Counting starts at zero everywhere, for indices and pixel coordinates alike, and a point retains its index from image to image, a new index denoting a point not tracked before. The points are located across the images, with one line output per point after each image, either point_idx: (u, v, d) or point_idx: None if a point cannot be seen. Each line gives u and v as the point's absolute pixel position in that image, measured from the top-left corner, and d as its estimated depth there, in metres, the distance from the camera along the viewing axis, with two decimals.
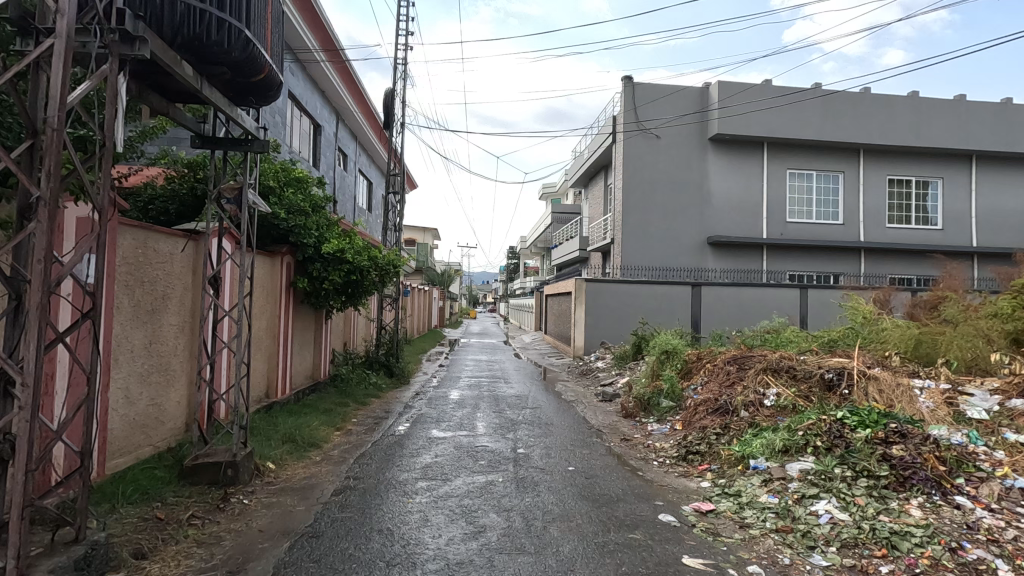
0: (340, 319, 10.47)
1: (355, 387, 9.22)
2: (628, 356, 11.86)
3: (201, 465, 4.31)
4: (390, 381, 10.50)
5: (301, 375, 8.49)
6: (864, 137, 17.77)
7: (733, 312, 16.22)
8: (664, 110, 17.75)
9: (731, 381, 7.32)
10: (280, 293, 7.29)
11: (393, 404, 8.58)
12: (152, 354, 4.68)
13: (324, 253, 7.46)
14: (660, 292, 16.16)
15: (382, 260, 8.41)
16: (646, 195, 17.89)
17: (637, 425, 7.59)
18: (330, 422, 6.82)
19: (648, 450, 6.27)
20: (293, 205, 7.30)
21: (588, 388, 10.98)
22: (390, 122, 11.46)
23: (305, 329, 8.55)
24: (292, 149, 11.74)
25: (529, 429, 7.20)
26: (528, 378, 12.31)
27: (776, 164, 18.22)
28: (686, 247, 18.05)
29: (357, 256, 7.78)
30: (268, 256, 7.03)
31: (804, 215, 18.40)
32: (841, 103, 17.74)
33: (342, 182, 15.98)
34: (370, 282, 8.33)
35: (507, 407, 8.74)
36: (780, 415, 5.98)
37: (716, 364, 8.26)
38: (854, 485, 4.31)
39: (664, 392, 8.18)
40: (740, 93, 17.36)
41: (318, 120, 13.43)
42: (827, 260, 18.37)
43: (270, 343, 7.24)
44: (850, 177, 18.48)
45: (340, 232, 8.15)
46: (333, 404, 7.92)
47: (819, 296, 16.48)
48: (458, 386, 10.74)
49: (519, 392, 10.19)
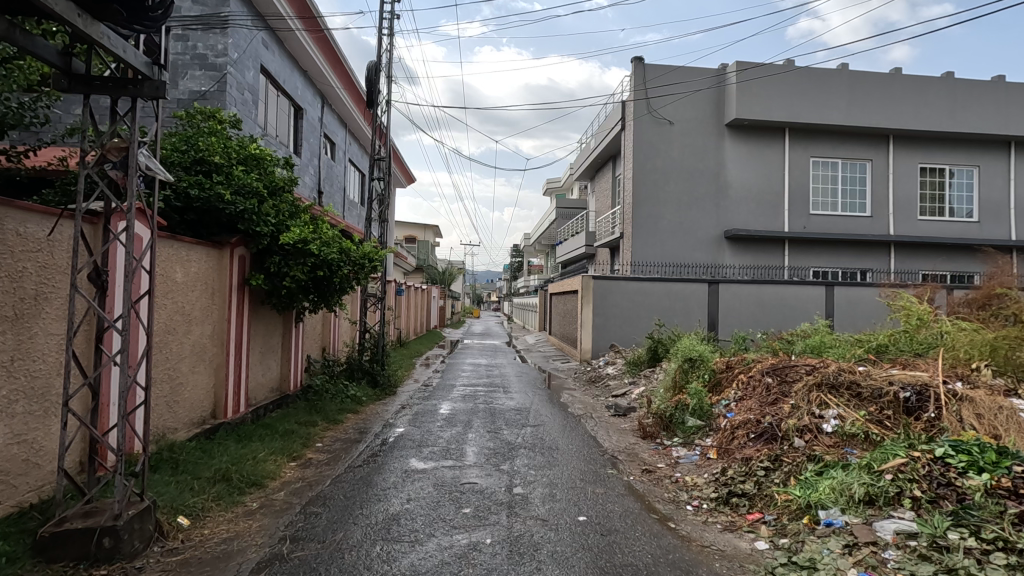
0: (317, 321, 9.26)
1: (329, 401, 7.98)
2: (642, 362, 10.58)
3: (65, 534, 3.08)
4: (373, 393, 9.25)
5: (264, 389, 7.29)
6: (894, 121, 16.37)
7: (754, 312, 14.96)
8: (677, 94, 16.46)
9: (774, 397, 6.07)
10: (229, 293, 6.08)
11: (371, 423, 7.35)
12: (15, 375, 3.43)
13: (283, 243, 6.25)
14: (675, 289, 14.90)
15: (356, 255, 7.06)
16: (658, 185, 16.59)
17: (659, 450, 6.34)
18: (285, 449, 5.57)
19: (678, 488, 4.99)
20: (244, 186, 6.06)
21: (598, 399, 9.69)
22: (374, 100, 10.21)
23: (268, 335, 7.36)
24: (265, 131, 10.49)
25: (529, 456, 5.94)
26: (529, 386, 11.07)
27: (798, 152, 16.88)
28: (701, 242, 16.72)
29: (324, 248, 6.53)
30: (212, 248, 5.82)
31: (829, 207, 17.04)
32: (870, 85, 16.35)
33: (329, 173, 14.78)
34: (343, 280, 7.05)
35: (504, 424, 7.50)
36: (847, 446, 4.72)
37: (751, 375, 6.97)
38: (989, 565, 3.04)
39: (689, 408, 6.90)
40: (760, 74, 16.00)
41: (298, 101, 12.20)
42: (854, 255, 17.01)
43: (218, 353, 6.04)
44: (878, 166, 17.09)
45: (308, 219, 6.93)
46: (297, 423, 6.68)
47: (848, 294, 15.15)
48: (450, 397, 9.48)
49: (519, 405, 8.94)
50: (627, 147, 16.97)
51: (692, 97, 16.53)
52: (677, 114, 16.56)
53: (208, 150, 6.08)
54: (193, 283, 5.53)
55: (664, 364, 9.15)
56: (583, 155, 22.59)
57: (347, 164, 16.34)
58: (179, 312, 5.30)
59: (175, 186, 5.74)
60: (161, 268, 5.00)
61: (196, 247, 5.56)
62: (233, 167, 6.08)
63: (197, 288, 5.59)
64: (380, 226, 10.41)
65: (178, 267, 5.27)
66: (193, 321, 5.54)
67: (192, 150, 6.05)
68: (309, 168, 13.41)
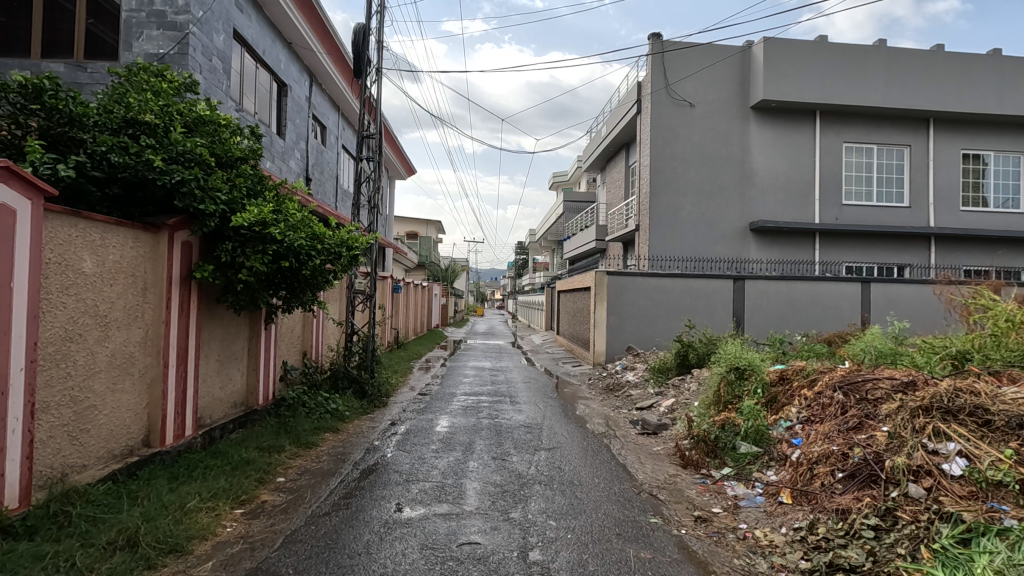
0: (295, 322, 8.00)
1: (303, 418, 6.70)
2: (669, 368, 9.29)
3: None
4: (360, 406, 7.99)
5: (222, 405, 6.02)
6: (937, 102, 14.96)
7: (783, 311, 13.68)
8: (698, 73, 15.14)
9: (859, 424, 4.79)
10: (167, 288, 4.82)
11: (353, 447, 6.08)
12: None
13: (236, 226, 4.97)
14: (697, 286, 13.62)
15: (331, 242, 5.77)
16: (677, 174, 15.25)
17: (708, 485, 5.07)
18: (230, 491, 4.29)
19: (750, 552, 3.70)
20: (186, 153, 4.80)
21: (619, 411, 8.42)
22: (362, 69, 8.95)
23: (228, 339, 6.10)
24: (239, 105, 9.28)
25: (545, 497, 4.65)
26: (540, 395, 9.80)
27: (830, 137, 15.51)
28: (724, 235, 15.38)
29: (291, 232, 5.26)
30: (141, 230, 4.56)
31: (863, 196, 15.68)
32: (911, 63, 14.92)
33: (320, 159, 13.58)
34: (316, 272, 5.78)
35: (512, 447, 6.22)
36: (994, 501, 3.42)
37: (819, 391, 5.70)
38: None
39: (741, 432, 5.62)
40: (790, 52, 14.62)
41: (280, 76, 11.02)
42: (889, 249, 15.69)
43: (152, 364, 4.76)
44: (917, 152, 15.69)
45: (275, 199, 5.67)
46: (259, 450, 5.43)
47: (886, 292, 13.83)
48: (450, 410, 8.23)
49: (529, 420, 7.66)
50: (643, 132, 15.64)
51: (714, 77, 15.20)
52: (699, 95, 15.21)
53: (141, 108, 4.82)
54: (112, 275, 4.27)
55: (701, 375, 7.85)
56: (594, 144, 21.31)
57: (340, 150, 15.18)
58: (89, 312, 4.03)
59: (91, 150, 4.46)
60: (59, 254, 3.75)
61: (117, 228, 4.30)
62: (172, 128, 4.84)
63: (118, 281, 4.33)
64: (368, 213, 9.12)
65: (87, 253, 4.01)
66: (112, 325, 4.28)
67: (121, 109, 4.79)
68: (297, 152, 12.23)
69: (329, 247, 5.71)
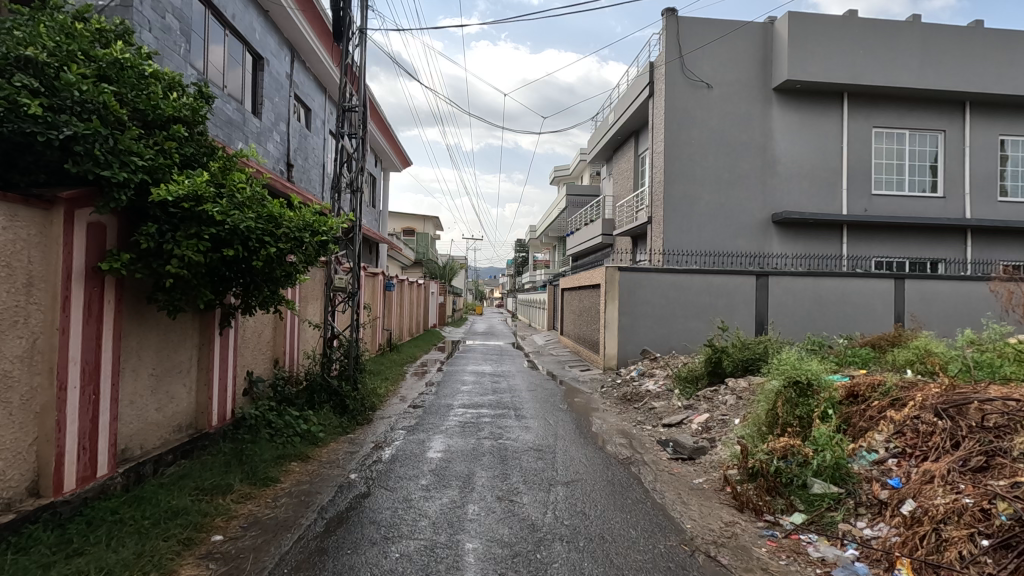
0: (263, 324, 6.78)
1: (265, 444, 5.48)
2: (698, 377, 8.14)
3: None
4: (338, 424, 6.78)
5: (159, 430, 4.83)
6: (975, 84, 13.75)
7: (810, 310, 12.51)
8: (716, 51, 13.94)
9: (989, 468, 3.61)
10: (64, 284, 3.60)
11: (322, 483, 4.86)
12: None
13: (157, 201, 3.76)
14: (717, 283, 12.44)
15: (292, 225, 4.53)
16: (693, 161, 14.05)
17: (780, 540, 3.88)
18: (133, 567, 3.10)
19: None
20: (86, 102, 3.59)
21: (643, 428, 7.23)
22: (342, 32, 7.73)
23: (168, 348, 4.89)
24: (200, 71, 8.04)
25: (569, 564, 3.46)
26: (548, 407, 8.61)
27: (859, 121, 14.32)
28: (745, 228, 14.19)
29: (235, 211, 4.07)
30: (23, 204, 3.34)
31: (894, 186, 14.51)
32: (947, 40, 13.69)
33: (303, 144, 12.37)
34: (272, 264, 4.55)
35: (522, 480, 5.04)
36: None
37: (914, 414, 4.48)
38: None
39: (813, 467, 4.42)
40: (817, 27, 13.40)
41: (254, 46, 9.80)
42: (922, 243, 14.53)
43: (42, 386, 3.55)
44: (953, 138, 14.50)
45: (221, 171, 4.46)
46: (198, 493, 4.22)
47: (921, 289, 12.70)
48: (446, 428, 7.04)
49: (540, 441, 6.47)
50: (656, 116, 14.44)
51: (733, 55, 14.00)
52: (717, 76, 14.00)
53: (25, 43, 3.59)
54: None
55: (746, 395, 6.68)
56: (599, 133, 20.13)
57: (327, 136, 13.97)
58: None
59: None
60: None
61: None
62: (68, 68, 3.62)
63: None
64: (351, 197, 7.92)
65: None
66: None
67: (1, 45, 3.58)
68: (277, 134, 11.00)
69: (288, 233, 4.48)
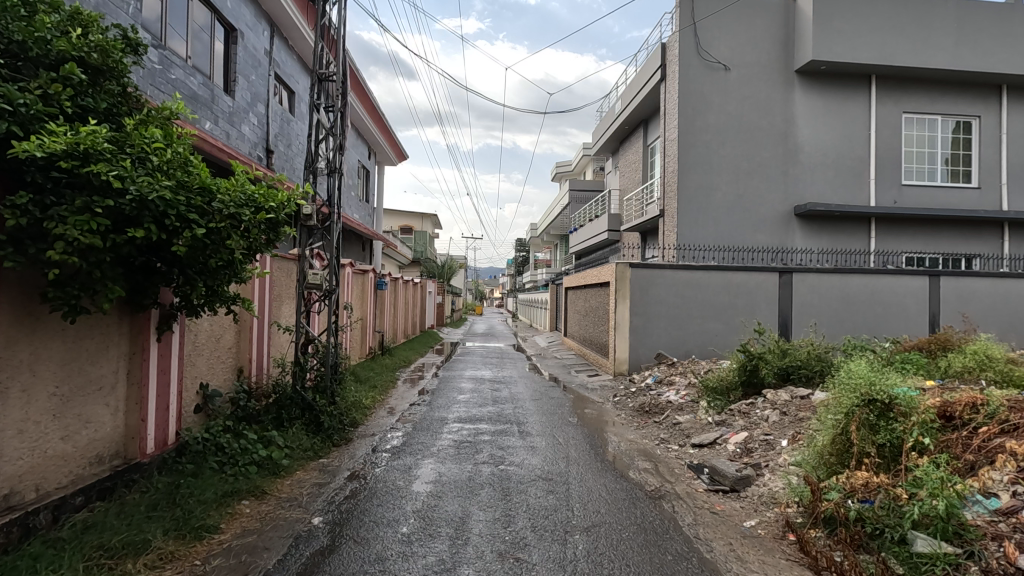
0: (221, 328, 5.73)
1: (211, 477, 4.43)
2: (727, 387, 7.09)
3: None
4: (309, 445, 5.73)
5: (66, 465, 3.75)
6: (1014, 65, 12.70)
7: (838, 310, 11.44)
8: (735, 30, 12.90)
9: None
10: None
11: (276, 533, 3.80)
12: None
13: (22, 157, 2.68)
14: (737, 281, 11.38)
15: (229, 201, 3.48)
16: (710, 149, 12.99)
17: None
18: None
19: None
20: None
21: (666, 448, 6.21)
22: None
23: (79, 359, 3.83)
24: (153, 33, 6.94)
25: None
26: (556, 421, 7.57)
27: (888, 106, 13.27)
28: (765, 221, 13.14)
29: (142, 178, 3.01)
30: None
31: (925, 176, 13.49)
32: (984, 18, 12.63)
33: (285, 129, 11.30)
34: (204, 253, 3.50)
35: (530, 525, 3.99)
36: None
37: None
38: None
39: (916, 517, 3.34)
40: (845, 3, 12.33)
41: (225, 15, 8.71)
42: (955, 237, 13.48)
43: None
44: (988, 124, 13.45)
45: (136, 130, 3.38)
46: (97, 556, 3.15)
47: (958, 287, 11.64)
48: (437, 448, 5.99)
49: (549, 466, 5.43)
50: (669, 101, 13.38)
51: (752, 35, 12.95)
52: (735, 57, 12.96)
53: None
54: None
55: (795, 419, 5.63)
56: (605, 124, 19.06)
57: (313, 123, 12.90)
58: None
59: None
60: None
61: None
62: None
63: None
64: (328, 180, 6.84)
65: None
66: None
67: None
68: (254, 116, 9.92)
69: (225, 211, 3.44)
